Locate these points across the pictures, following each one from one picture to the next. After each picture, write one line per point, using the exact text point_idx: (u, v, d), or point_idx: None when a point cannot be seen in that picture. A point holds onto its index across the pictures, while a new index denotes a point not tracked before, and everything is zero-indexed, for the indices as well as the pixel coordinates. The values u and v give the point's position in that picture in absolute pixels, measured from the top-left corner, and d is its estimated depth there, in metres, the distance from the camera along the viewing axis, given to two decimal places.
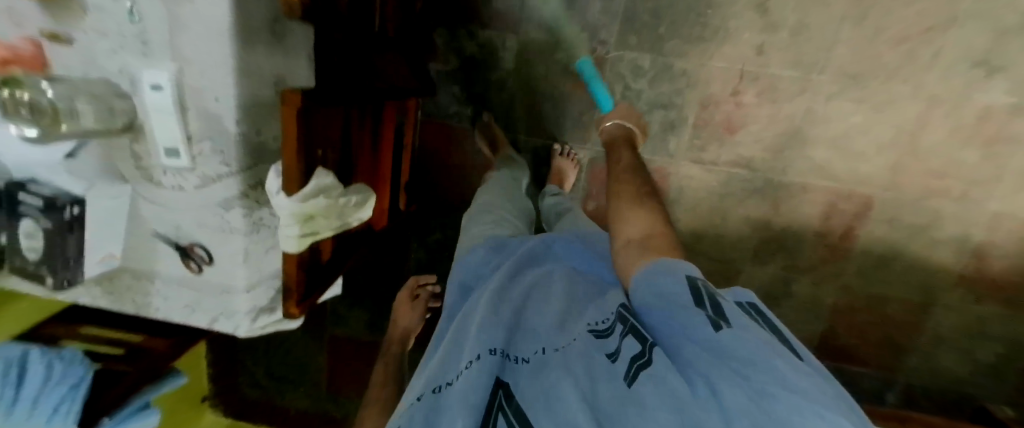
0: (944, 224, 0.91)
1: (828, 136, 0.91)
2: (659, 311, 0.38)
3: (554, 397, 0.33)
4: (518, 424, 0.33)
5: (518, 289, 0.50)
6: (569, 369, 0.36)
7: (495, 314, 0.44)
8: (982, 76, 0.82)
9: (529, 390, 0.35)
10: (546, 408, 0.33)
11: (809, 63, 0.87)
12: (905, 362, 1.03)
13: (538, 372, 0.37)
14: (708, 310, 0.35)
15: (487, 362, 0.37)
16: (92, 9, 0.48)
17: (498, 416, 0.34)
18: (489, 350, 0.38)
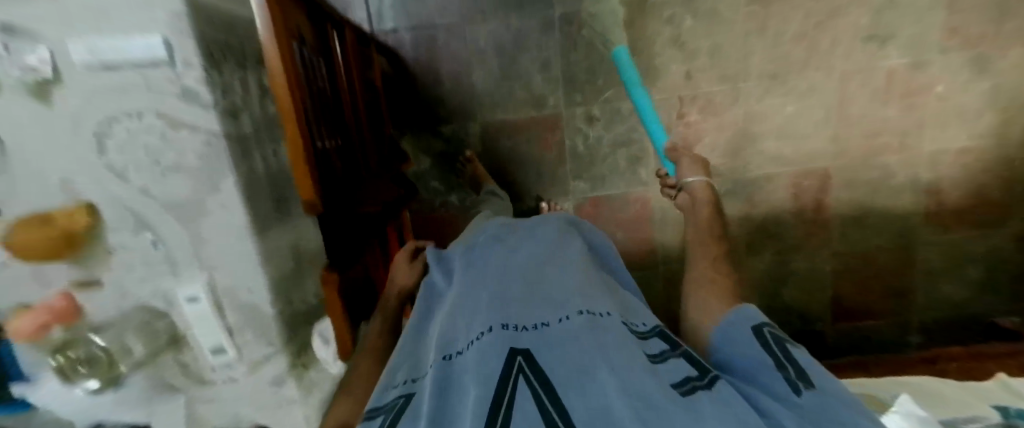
0: (895, 173, 1.03)
1: (772, 128, 1.01)
2: (739, 368, 0.39)
3: (585, 376, 0.32)
4: (540, 390, 0.32)
5: (529, 265, 0.49)
6: (598, 342, 0.35)
7: (507, 292, 0.43)
8: (876, 48, 0.96)
9: (552, 358, 0.35)
10: (575, 383, 0.32)
11: (734, 75, 0.99)
12: (911, 301, 1.11)
13: (558, 339, 0.36)
14: (789, 371, 0.36)
15: (501, 335, 0.37)
16: (118, 250, 0.52)
17: (518, 377, 0.33)
18: (501, 325, 0.38)
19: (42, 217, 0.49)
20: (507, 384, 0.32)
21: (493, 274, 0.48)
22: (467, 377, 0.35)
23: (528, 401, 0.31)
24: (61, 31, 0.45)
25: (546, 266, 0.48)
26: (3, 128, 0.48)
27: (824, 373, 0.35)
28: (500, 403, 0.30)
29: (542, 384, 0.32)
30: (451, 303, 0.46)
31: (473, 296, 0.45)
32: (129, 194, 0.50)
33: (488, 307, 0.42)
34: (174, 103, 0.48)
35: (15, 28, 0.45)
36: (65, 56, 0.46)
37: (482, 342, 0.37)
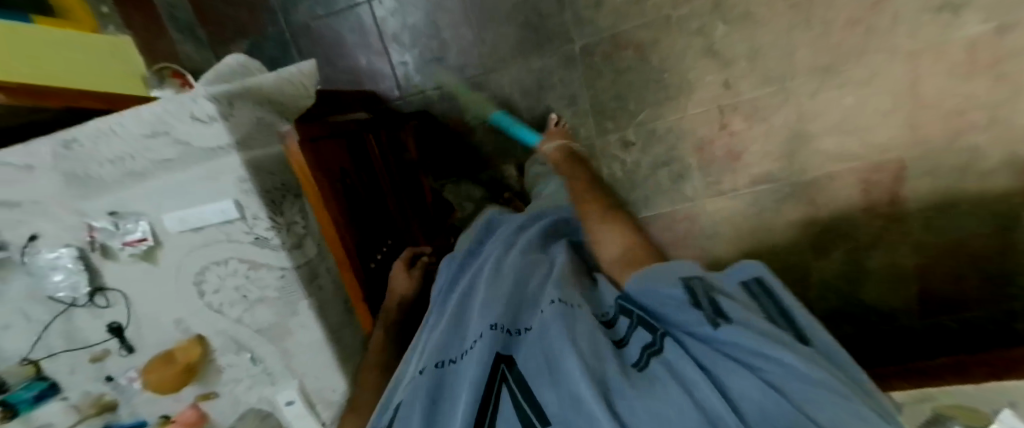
0: (986, 153, 0.90)
1: (830, 124, 0.93)
2: (666, 307, 0.41)
3: (558, 371, 0.36)
4: (520, 392, 0.36)
5: (512, 270, 0.52)
6: (567, 329, 0.39)
7: (493, 299, 0.47)
8: (949, 17, 0.84)
9: (529, 358, 0.39)
10: (553, 380, 0.36)
11: (778, 75, 0.91)
12: (1020, 289, 0.98)
13: (535, 337, 0.41)
14: (708, 311, 0.39)
15: (490, 338, 0.40)
16: (226, 367, 0.62)
17: (502, 386, 0.37)
18: (489, 326, 0.42)
19: (167, 354, 0.59)
20: (493, 388, 0.37)
21: (487, 279, 0.51)
22: (456, 386, 0.39)
23: (508, 407, 0.35)
24: (155, 207, 0.54)
25: (537, 274, 0.53)
26: (125, 286, 0.58)
27: (749, 313, 0.37)
28: (486, 406, 0.36)
29: (522, 387, 0.37)
30: (452, 312, 0.50)
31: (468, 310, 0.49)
32: (227, 323, 0.59)
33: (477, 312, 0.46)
34: (250, 249, 0.55)
35: (122, 211, 0.54)
36: (161, 225, 0.54)
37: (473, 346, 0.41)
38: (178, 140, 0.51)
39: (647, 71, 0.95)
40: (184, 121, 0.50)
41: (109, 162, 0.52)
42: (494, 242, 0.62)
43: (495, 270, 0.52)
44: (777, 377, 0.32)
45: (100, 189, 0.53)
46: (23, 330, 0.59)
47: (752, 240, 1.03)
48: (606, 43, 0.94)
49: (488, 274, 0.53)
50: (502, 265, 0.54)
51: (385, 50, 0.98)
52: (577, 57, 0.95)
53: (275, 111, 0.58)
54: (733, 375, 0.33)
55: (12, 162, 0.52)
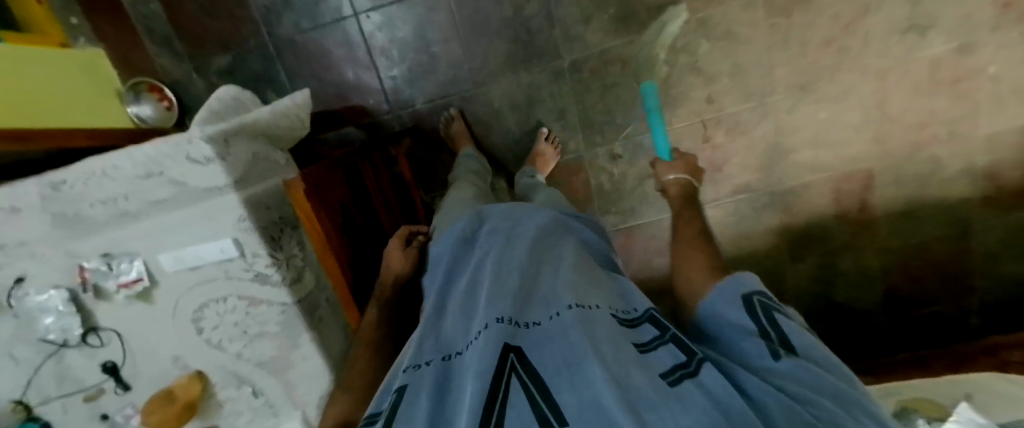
0: (945, 164, 0.97)
1: (805, 138, 0.98)
2: (732, 332, 0.42)
3: (579, 373, 0.35)
4: (535, 390, 0.34)
5: (517, 263, 0.51)
6: (585, 332, 0.39)
7: (501, 291, 0.46)
8: (916, 38, 0.88)
9: (544, 355, 0.38)
10: (572, 381, 0.34)
11: (758, 91, 0.95)
12: (971, 287, 1.07)
13: (549, 334, 0.40)
14: (771, 338, 0.40)
15: (496, 330, 0.39)
16: (226, 400, 0.61)
17: (512, 375, 0.36)
18: (496, 318, 0.41)
19: (166, 392, 0.59)
20: (503, 378, 0.35)
21: (492, 270, 0.50)
22: (465, 375, 0.38)
23: (520, 399, 0.34)
24: (150, 247, 0.52)
25: (543, 268, 0.52)
26: (118, 325, 0.56)
27: (808, 344, 0.39)
28: (497, 393, 0.34)
29: (535, 382, 0.35)
30: (457, 302, 0.49)
31: (473, 299, 0.48)
32: (227, 358, 0.59)
33: (485, 302, 0.44)
34: (252, 286, 0.55)
35: (116, 252, 0.53)
36: (157, 265, 0.53)
37: (481, 336, 0.40)
38: (173, 182, 0.50)
39: (634, 86, 0.97)
40: (180, 162, 0.49)
41: (99, 204, 0.50)
42: (492, 228, 0.61)
43: (499, 263, 0.51)
44: (835, 412, 0.32)
45: (90, 232, 0.51)
46: (8, 375, 0.56)
47: (733, 247, 1.08)
48: (594, 59, 0.95)
49: (491, 263, 0.52)
50: (505, 256, 0.53)
51: (372, 65, 0.96)
52: (565, 72, 0.97)
53: (271, 142, 0.58)
54: (781, 408, 0.33)
55: None
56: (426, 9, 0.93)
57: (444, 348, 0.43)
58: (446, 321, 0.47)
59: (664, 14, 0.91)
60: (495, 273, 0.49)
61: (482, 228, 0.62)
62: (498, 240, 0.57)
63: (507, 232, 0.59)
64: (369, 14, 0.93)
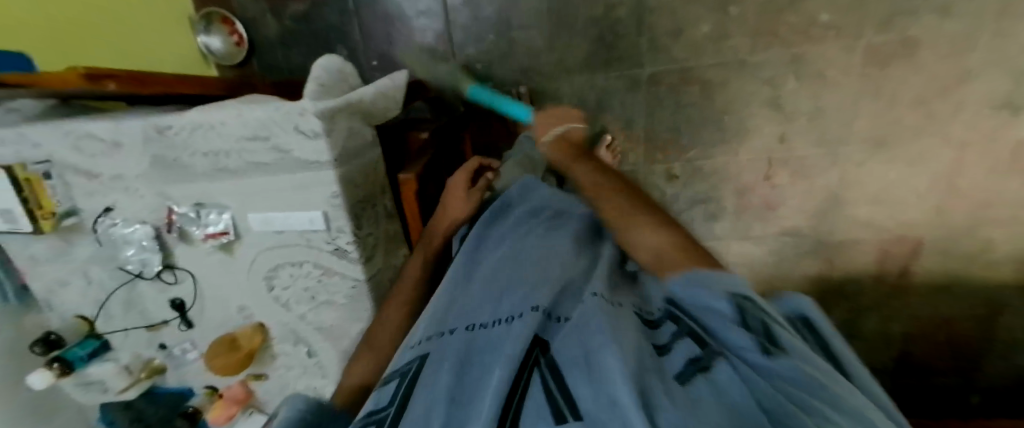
0: (998, 246, 0.96)
1: (866, 194, 0.97)
2: (718, 324, 0.31)
3: (599, 362, 0.26)
4: (555, 382, 0.27)
5: (559, 251, 0.45)
6: (620, 321, 0.31)
7: (539, 276, 0.40)
8: (1007, 117, 0.86)
9: (567, 343, 0.30)
10: (598, 366, 0.26)
11: (832, 139, 0.93)
12: (986, 367, 1.08)
13: (582, 316, 0.33)
14: (763, 336, 0.29)
15: (531, 318, 0.33)
16: (281, 355, 0.64)
17: (535, 371, 0.28)
18: (533, 306, 0.34)
19: (230, 340, 0.61)
20: (525, 372, 0.28)
21: (527, 256, 0.44)
22: (487, 352, 0.31)
23: (541, 395, 0.26)
24: (241, 204, 0.53)
25: (586, 260, 0.45)
26: (194, 268, 0.58)
27: (833, 367, 0.27)
28: (516, 387, 0.27)
29: (558, 376, 0.28)
30: (487, 276, 0.43)
31: (502, 277, 0.41)
32: (289, 317, 0.61)
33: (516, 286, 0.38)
34: (329, 257, 0.56)
35: (208, 202, 0.53)
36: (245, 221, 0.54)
37: (512, 324, 0.33)
38: (278, 148, 0.50)
39: (708, 109, 0.94)
40: (288, 131, 0.49)
41: (202, 155, 0.51)
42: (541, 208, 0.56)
43: (539, 248, 0.45)
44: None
45: (187, 179, 0.52)
46: (85, 292, 0.59)
47: (765, 285, 1.09)
48: (674, 74, 0.92)
49: (525, 248, 0.46)
50: (543, 244, 0.46)
51: (448, 38, 0.94)
52: (641, 82, 0.94)
53: (366, 120, 0.58)
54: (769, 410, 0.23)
55: (99, 138, 0.50)
56: None
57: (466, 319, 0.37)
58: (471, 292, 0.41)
59: (758, 42, 0.87)
60: (536, 258, 0.43)
61: (519, 212, 0.55)
62: (536, 223, 0.51)
63: (550, 217, 0.53)
64: None
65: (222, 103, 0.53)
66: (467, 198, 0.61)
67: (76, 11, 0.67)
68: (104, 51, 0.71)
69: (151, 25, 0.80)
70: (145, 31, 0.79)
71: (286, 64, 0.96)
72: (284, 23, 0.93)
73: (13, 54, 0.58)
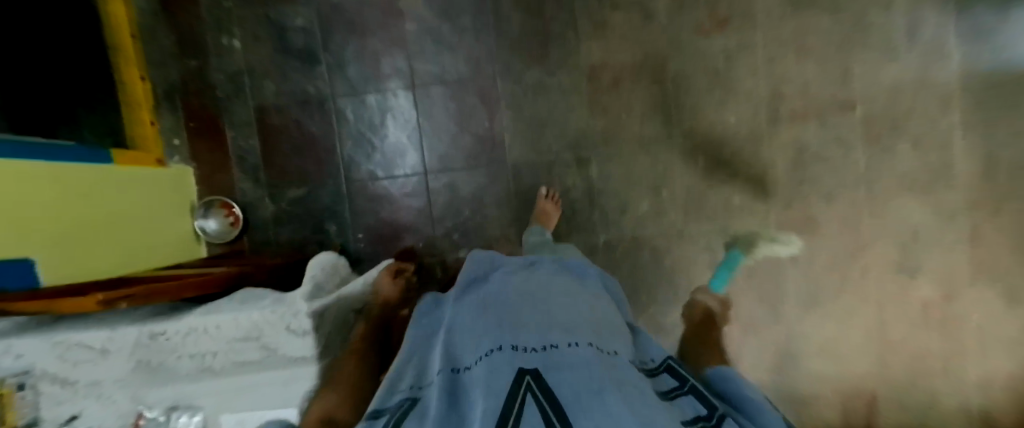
0: (943, 396, 1.03)
1: (813, 347, 1.05)
2: (741, 394, 0.45)
3: (591, 392, 0.32)
4: (546, 402, 0.31)
5: (539, 298, 0.50)
6: (604, 369, 0.36)
7: (525, 321, 0.45)
8: (906, 278, 1.00)
9: (561, 376, 0.35)
10: (584, 398, 0.31)
11: (771, 297, 1.04)
12: None
13: (566, 360, 0.37)
14: (780, 418, 0.41)
15: (513, 354, 0.38)
16: None
17: (527, 393, 0.33)
18: (512, 345, 0.40)
19: None
20: (515, 394, 0.33)
21: (509, 304, 0.48)
22: (478, 384, 0.36)
23: (533, 411, 0.30)
24: (216, 405, 0.53)
25: (566, 306, 0.50)
26: None
27: None
28: (509, 409, 0.30)
29: (548, 399, 0.32)
30: (472, 320, 0.47)
31: (489, 319, 0.45)
32: None
33: (499, 329, 0.43)
34: None
35: (183, 404, 0.53)
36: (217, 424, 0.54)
37: (498, 356, 0.38)
38: (264, 347, 0.53)
39: (659, 273, 1.06)
40: (279, 333, 0.53)
41: (188, 357, 0.53)
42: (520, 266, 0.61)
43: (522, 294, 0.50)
44: None
45: (168, 382, 0.53)
46: None
47: None
48: (625, 244, 1.06)
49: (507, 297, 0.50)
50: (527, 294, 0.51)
51: (429, 216, 1.06)
52: (598, 250, 1.06)
53: (348, 310, 0.63)
54: None
55: (88, 347, 0.51)
56: (486, 179, 1.05)
57: (456, 363, 0.41)
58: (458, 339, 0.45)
59: (690, 219, 1.03)
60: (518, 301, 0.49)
61: (499, 270, 0.59)
62: (521, 276, 0.56)
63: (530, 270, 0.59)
64: (436, 175, 1.05)
65: (216, 304, 0.57)
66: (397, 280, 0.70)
67: (92, 208, 0.73)
68: (105, 243, 0.74)
69: (150, 220, 0.86)
70: (148, 234, 0.85)
71: (277, 237, 1.04)
72: (281, 206, 1.03)
73: (15, 261, 0.57)
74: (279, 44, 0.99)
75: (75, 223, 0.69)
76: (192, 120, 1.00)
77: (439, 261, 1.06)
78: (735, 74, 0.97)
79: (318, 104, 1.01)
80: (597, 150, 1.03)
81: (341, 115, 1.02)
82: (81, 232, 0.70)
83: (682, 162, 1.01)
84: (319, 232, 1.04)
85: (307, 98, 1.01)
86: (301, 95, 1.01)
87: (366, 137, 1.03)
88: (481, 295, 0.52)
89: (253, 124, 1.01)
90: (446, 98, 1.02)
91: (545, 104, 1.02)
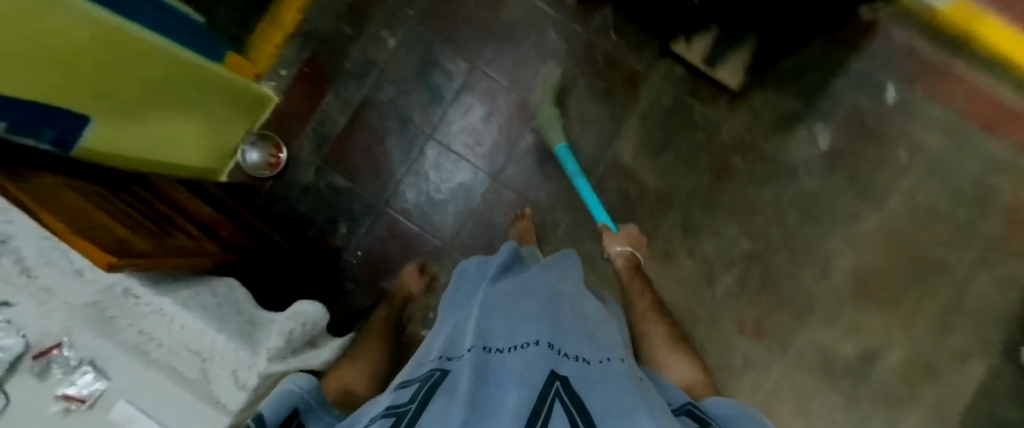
0: None
1: None
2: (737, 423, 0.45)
3: (625, 418, 0.36)
4: (574, 406, 0.37)
5: (565, 311, 0.57)
6: (627, 391, 0.41)
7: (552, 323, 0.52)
8: None
9: (590, 394, 0.39)
10: (618, 416, 0.36)
11: None
12: None
13: (593, 374, 0.43)
14: None
15: (544, 353, 0.44)
16: None
17: (556, 400, 0.37)
18: (546, 343, 0.46)
19: None
20: (547, 397, 0.37)
21: (546, 307, 0.56)
22: (511, 371, 0.41)
23: (560, 415, 0.35)
24: (128, 387, 0.47)
25: (589, 324, 0.56)
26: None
27: None
28: (540, 411, 0.35)
29: (575, 406, 0.37)
30: (499, 311, 0.55)
31: (533, 314, 0.53)
32: None
33: (532, 325, 0.50)
34: None
35: (98, 365, 0.47)
36: (105, 409, 0.46)
37: (527, 349, 0.45)
38: (206, 371, 0.52)
39: None
40: (225, 370, 0.53)
41: (139, 332, 0.51)
42: (545, 269, 0.69)
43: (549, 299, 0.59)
44: None
45: (104, 336, 0.48)
46: None
47: None
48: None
49: (538, 297, 0.58)
50: (557, 301, 0.59)
51: None
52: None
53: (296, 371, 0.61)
54: None
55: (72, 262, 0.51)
56: None
57: (484, 341, 0.48)
58: (489, 321, 0.52)
59: None
60: (546, 305, 0.56)
61: (531, 269, 0.69)
62: (549, 281, 0.65)
63: (558, 277, 0.68)
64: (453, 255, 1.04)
65: (199, 295, 0.57)
66: (418, 278, 0.97)
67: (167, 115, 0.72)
68: (145, 146, 0.70)
69: (210, 133, 0.86)
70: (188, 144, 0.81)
71: (294, 201, 1.02)
72: (318, 181, 1.03)
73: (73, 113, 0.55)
74: (424, 68, 1.04)
75: (163, 106, 0.70)
76: (309, 67, 1.02)
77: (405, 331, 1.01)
78: (742, 378, 0.99)
79: (415, 132, 1.04)
80: None
81: (425, 154, 1.04)
82: (156, 109, 0.69)
83: None
84: (329, 224, 1.03)
85: (410, 121, 1.04)
86: (408, 115, 1.04)
87: (427, 185, 1.05)
88: (517, 288, 0.61)
89: (352, 104, 1.03)
90: (510, 207, 1.05)
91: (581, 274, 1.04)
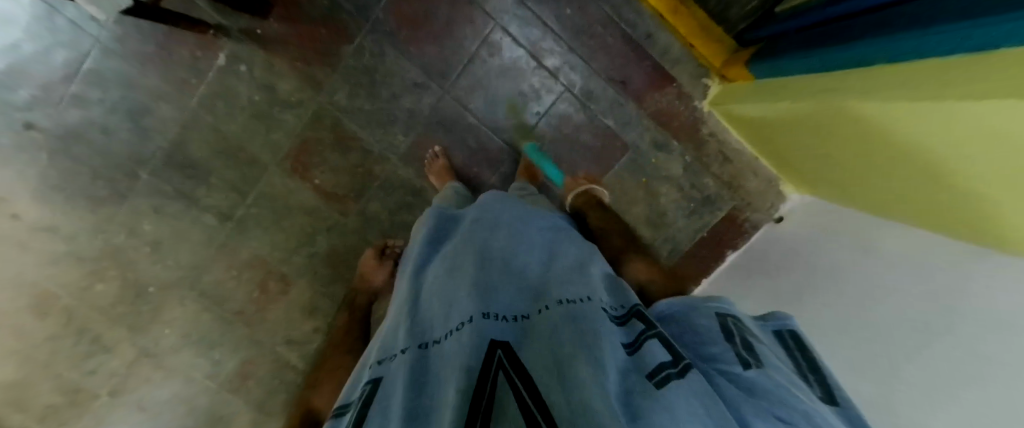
0: None
1: None
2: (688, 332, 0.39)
3: (568, 369, 0.30)
4: (519, 382, 0.30)
5: (497, 255, 0.50)
6: (592, 333, 0.34)
7: (476, 277, 0.46)
8: None
9: (532, 357, 0.33)
10: (560, 381, 0.29)
11: None
12: None
13: (535, 331, 0.37)
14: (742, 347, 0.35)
15: (479, 324, 0.37)
16: None
17: (499, 372, 0.32)
18: (481, 314, 0.39)
19: None
20: (490, 374, 0.31)
21: (476, 262, 0.49)
22: (448, 362, 0.35)
23: (505, 392, 0.29)
24: None
25: (541, 268, 0.49)
26: None
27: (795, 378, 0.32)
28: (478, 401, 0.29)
29: (522, 378, 0.31)
30: (413, 296, 0.49)
31: (458, 279, 0.46)
32: None
33: (461, 297, 0.42)
34: None
35: None
36: None
37: (457, 333, 0.37)
38: None
39: (78, 183, 0.98)
40: None
41: None
42: (473, 221, 0.60)
43: (478, 251, 0.51)
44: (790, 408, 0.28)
45: None
46: None
47: None
48: (112, 178, 0.99)
49: (468, 257, 0.50)
50: (491, 251, 0.51)
51: (277, 59, 0.94)
52: (124, 159, 0.98)
53: None
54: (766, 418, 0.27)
55: None
56: (265, 135, 0.97)
57: (422, 336, 0.41)
58: (420, 313, 0.45)
59: (109, 244, 1.01)
60: (463, 265, 0.49)
61: (467, 220, 0.61)
62: (474, 231, 0.56)
63: (495, 210, 0.60)
64: (308, 101, 0.96)
65: None
66: (382, 265, 0.95)
67: None
68: None
69: None
70: None
71: None
72: None
73: None
74: (520, 91, 0.95)
75: None
76: None
77: (229, 39, 0.92)
78: (177, 358, 1.07)
79: (449, 74, 0.94)
80: (215, 234, 1.02)
81: (422, 85, 0.95)
82: None
83: (146, 275, 1.03)
84: None
85: (460, 71, 0.94)
86: (466, 68, 0.94)
87: (395, 83, 0.95)
88: (448, 256, 0.53)
89: (486, 5, 0.91)
90: (372, 171, 1.00)
91: (286, 233, 1.03)
